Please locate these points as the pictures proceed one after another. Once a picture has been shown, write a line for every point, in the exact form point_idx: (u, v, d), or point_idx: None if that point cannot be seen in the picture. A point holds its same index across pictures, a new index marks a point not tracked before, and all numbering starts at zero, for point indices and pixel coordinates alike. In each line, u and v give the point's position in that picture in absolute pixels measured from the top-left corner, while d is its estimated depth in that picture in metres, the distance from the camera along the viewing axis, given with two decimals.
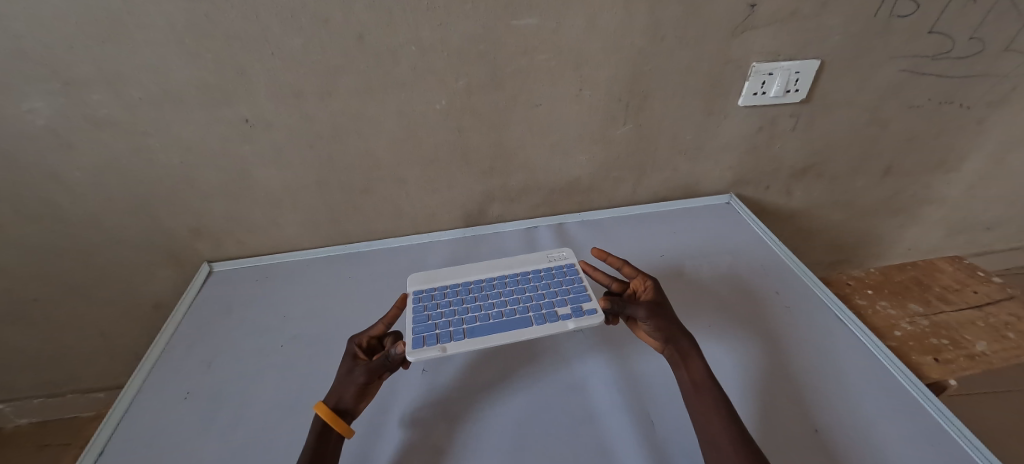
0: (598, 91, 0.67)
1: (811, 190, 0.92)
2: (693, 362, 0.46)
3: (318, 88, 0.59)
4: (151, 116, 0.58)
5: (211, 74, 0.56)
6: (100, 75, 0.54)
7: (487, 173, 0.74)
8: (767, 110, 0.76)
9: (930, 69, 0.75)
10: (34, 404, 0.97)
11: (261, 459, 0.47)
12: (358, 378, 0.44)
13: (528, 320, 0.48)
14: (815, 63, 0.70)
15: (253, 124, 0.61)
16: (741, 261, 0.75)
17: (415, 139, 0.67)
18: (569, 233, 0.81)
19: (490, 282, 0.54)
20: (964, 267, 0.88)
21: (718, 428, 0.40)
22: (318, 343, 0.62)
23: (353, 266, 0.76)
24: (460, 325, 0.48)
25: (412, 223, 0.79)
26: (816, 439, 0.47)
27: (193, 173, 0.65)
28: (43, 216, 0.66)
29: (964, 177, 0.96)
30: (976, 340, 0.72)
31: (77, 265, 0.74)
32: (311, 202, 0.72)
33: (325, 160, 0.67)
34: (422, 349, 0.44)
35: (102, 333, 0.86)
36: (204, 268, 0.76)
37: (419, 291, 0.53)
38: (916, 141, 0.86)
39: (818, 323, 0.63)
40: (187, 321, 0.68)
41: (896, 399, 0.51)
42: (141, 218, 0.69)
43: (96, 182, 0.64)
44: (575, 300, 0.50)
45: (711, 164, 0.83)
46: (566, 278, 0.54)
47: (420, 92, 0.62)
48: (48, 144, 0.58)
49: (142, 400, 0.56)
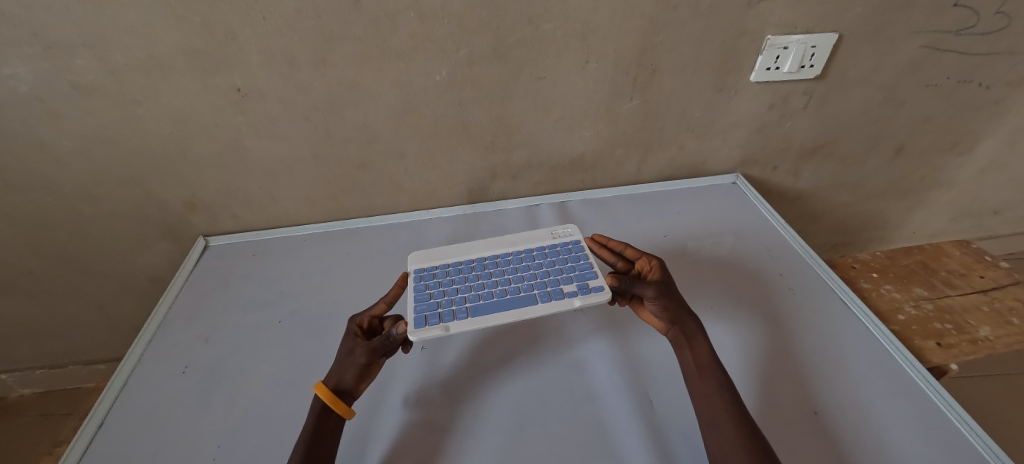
0: (605, 63, 0.65)
1: (819, 171, 0.90)
2: (698, 343, 0.46)
3: (312, 56, 0.57)
4: (139, 83, 0.56)
5: (199, 39, 0.53)
6: (82, 38, 0.51)
7: (488, 149, 0.72)
8: (779, 87, 0.73)
9: (952, 46, 0.72)
10: (37, 375, 0.98)
11: (262, 432, 0.47)
12: (359, 359, 0.44)
13: (534, 298, 0.47)
14: (833, 37, 0.67)
15: (245, 94, 0.59)
16: (746, 242, 0.74)
17: (415, 112, 0.65)
18: (571, 212, 0.79)
19: (493, 260, 0.53)
20: (971, 252, 0.87)
21: (719, 409, 0.40)
22: (318, 319, 0.62)
23: (352, 242, 0.75)
24: (462, 304, 0.47)
25: (411, 199, 0.78)
26: (815, 421, 0.47)
27: (184, 143, 0.63)
28: (33, 186, 0.64)
29: (976, 160, 0.94)
30: (980, 326, 0.72)
31: (70, 236, 0.73)
32: (308, 176, 0.71)
33: (321, 132, 0.65)
34: (425, 328, 0.43)
35: (99, 305, 0.86)
36: (200, 242, 0.75)
37: (420, 270, 0.52)
38: (930, 122, 0.84)
39: (821, 306, 0.62)
40: (183, 295, 0.67)
41: (896, 383, 0.51)
42: (135, 191, 0.68)
43: (85, 153, 0.62)
44: (581, 278, 0.49)
45: (719, 142, 0.80)
46: (572, 255, 0.53)
47: (419, 62, 0.59)
48: (32, 111, 0.56)
49: (141, 372, 0.56)
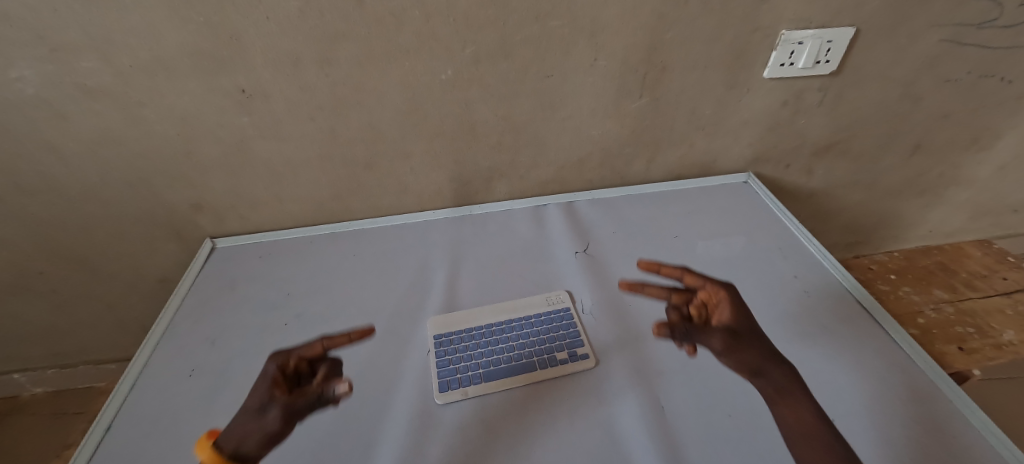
0: (614, 61, 0.63)
1: (834, 169, 0.88)
2: (774, 362, 0.53)
3: (316, 56, 0.56)
4: (144, 85, 0.56)
5: (204, 40, 0.53)
6: (87, 41, 0.50)
7: (494, 149, 0.71)
8: (793, 83, 0.71)
9: (973, 39, 0.69)
10: (50, 374, 1.00)
11: (268, 435, 0.47)
12: (272, 418, 0.48)
13: (534, 364, 0.53)
14: (849, 32, 0.65)
15: (249, 94, 0.59)
16: (758, 243, 0.72)
17: (420, 112, 0.64)
18: (579, 212, 0.78)
19: (498, 326, 0.58)
20: (992, 253, 0.86)
21: (809, 422, 0.46)
22: (323, 322, 0.61)
23: (358, 243, 0.75)
24: (477, 369, 0.53)
25: (417, 200, 0.77)
26: (831, 429, 0.46)
27: (190, 145, 0.63)
28: (42, 188, 0.65)
29: (996, 157, 0.91)
30: (1004, 329, 0.69)
31: (79, 237, 0.73)
32: (314, 177, 0.70)
33: (326, 133, 0.65)
34: (448, 393, 0.50)
35: (109, 305, 0.86)
36: (207, 244, 0.75)
37: (438, 336, 0.57)
38: (949, 118, 0.81)
39: (836, 309, 0.60)
40: (190, 297, 0.67)
41: (916, 390, 0.50)
42: (141, 192, 0.68)
43: (92, 155, 0.62)
44: (572, 346, 0.55)
45: (730, 140, 0.79)
46: (565, 322, 0.58)
47: (425, 60, 0.59)
48: (39, 114, 0.56)
49: (149, 375, 0.56)
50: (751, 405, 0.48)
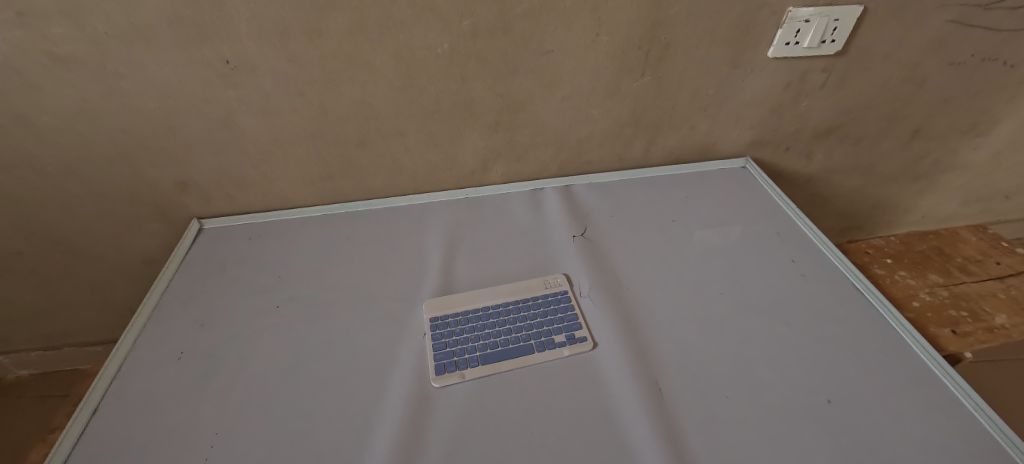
0: (616, 37, 0.61)
1: (832, 153, 0.87)
2: None
3: (305, 26, 0.53)
4: (121, 54, 0.53)
5: (184, 7, 0.49)
6: (56, 5, 0.47)
7: (491, 128, 0.69)
8: (797, 63, 0.70)
9: (980, 20, 0.68)
10: (34, 356, 0.98)
11: (261, 419, 0.46)
12: None
13: (530, 347, 0.53)
14: (857, 10, 0.63)
15: (235, 67, 0.56)
16: (756, 227, 0.71)
17: (415, 88, 0.62)
18: (576, 196, 0.77)
19: (495, 309, 0.58)
20: (988, 238, 0.87)
21: None
22: (316, 305, 0.60)
23: (351, 226, 0.73)
24: (474, 352, 0.52)
25: (411, 180, 0.75)
26: (827, 410, 0.46)
27: (174, 120, 0.60)
28: (16, 164, 0.62)
29: (992, 142, 0.91)
30: (997, 313, 0.70)
31: (59, 215, 0.70)
32: (305, 156, 0.68)
33: (316, 109, 0.62)
34: (445, 376, 0.50)
35: (93, 286, 0.84)
36: (195, 225, 0.72)
37: (434, 319, 0.56)
38: (950, 102, 0.81)
39: (834, 292, 0.61)
40: (178, 279, 0.65)
41: (910, 372, 0.50)
42: (124, 169, 0.65)
43: (69, 128, 0.59)
44: (568, 329, 0.55)
45: (731, 123, 0.77)
46: (561, 305, 0.58)
47: (419, 33, 0.56)
48: (11, 84, 0.53)
49: (137, 357, 0.55)
50: (749, 388, 0.48)
